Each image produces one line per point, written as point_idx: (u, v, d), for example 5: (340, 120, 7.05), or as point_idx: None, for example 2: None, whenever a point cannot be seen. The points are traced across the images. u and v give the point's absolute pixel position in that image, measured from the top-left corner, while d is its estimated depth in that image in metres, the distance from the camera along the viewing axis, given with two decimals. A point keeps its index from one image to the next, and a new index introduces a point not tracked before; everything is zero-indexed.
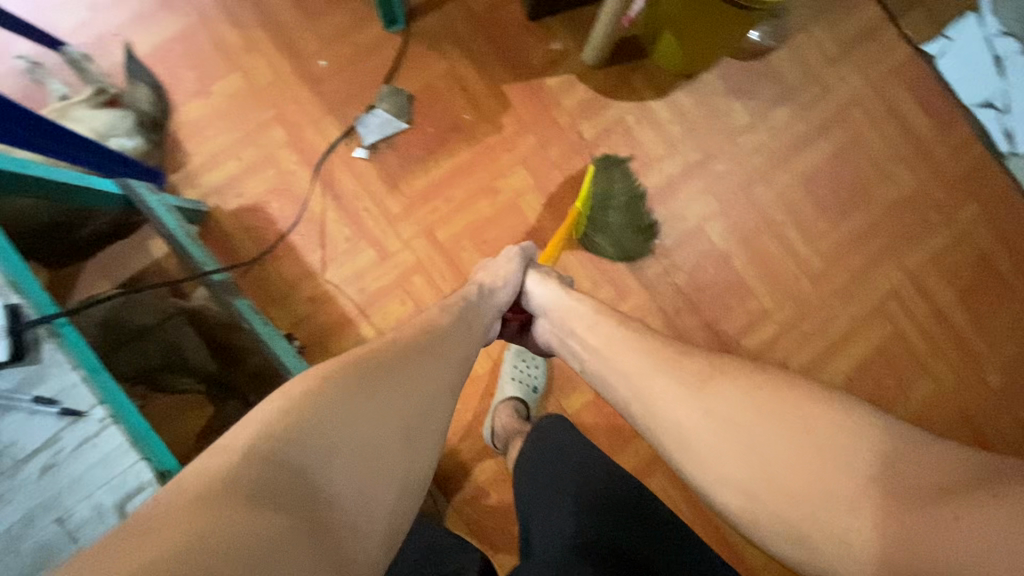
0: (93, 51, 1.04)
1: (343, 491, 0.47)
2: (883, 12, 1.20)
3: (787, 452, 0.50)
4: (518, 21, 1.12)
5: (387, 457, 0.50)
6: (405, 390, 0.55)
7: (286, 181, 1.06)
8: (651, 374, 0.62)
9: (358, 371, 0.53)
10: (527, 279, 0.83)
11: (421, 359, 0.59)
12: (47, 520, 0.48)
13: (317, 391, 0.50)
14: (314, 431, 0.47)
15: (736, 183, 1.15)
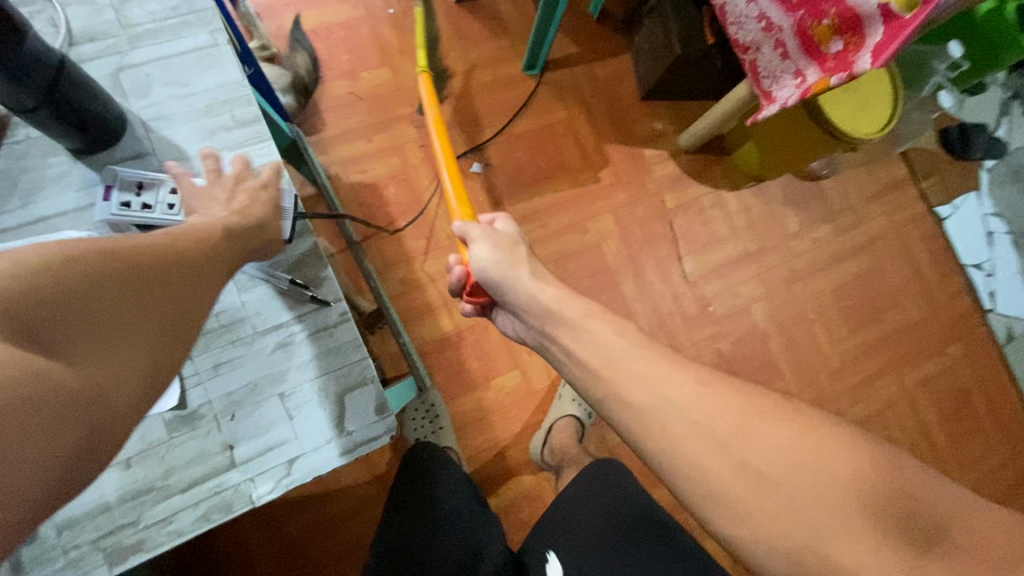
0: (265, 13, 1.13)
1: (92, 365, 0.38)
2: (910, 172, 1.47)
3: (764, 441, 0.47)
4: (632, 97, 1.30)
5: (138, 344, 0.42)
6: (186, 289, 0.47)
7: (407, 172, 1.14)
8: (666, 394, 0.52)
9: (117, 254, 0.43)
10: (474, 242, 0.68)
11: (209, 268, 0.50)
12: (275, 389, 0.60)
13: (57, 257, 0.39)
14: (54, 298, 0.37)
15: (781, 277, 1.32)
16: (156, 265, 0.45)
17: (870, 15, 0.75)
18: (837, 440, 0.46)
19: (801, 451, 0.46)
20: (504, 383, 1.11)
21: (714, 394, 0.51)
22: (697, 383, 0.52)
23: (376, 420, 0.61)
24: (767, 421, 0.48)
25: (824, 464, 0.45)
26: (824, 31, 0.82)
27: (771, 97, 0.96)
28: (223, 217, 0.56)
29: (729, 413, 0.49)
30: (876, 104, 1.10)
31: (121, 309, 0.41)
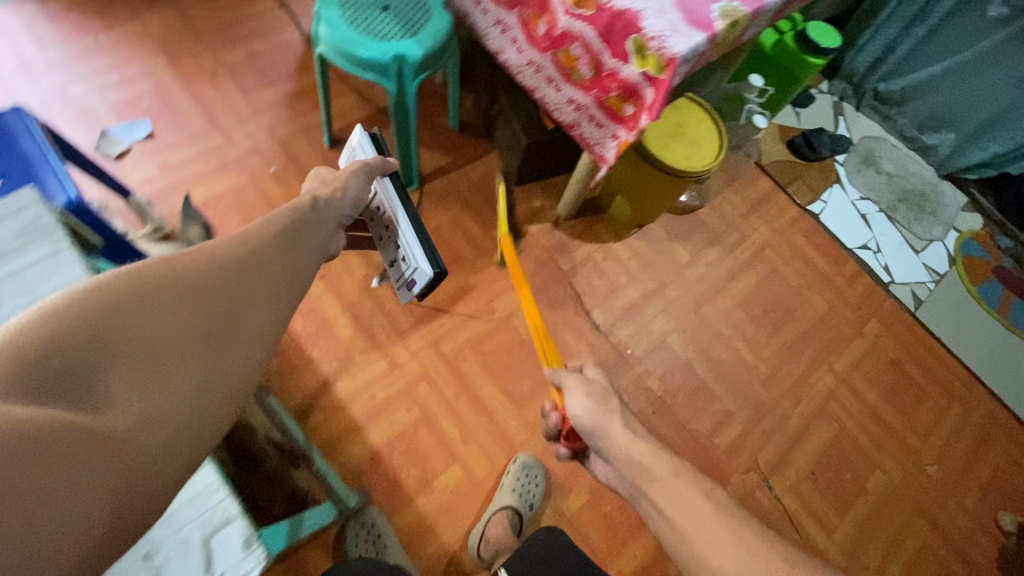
0: (156, 199, 1.25)
1: (127, 394, 0.42)
2: (775, 182, 1.63)
3: None
4: (506, 185, 1.44)
5: (176, 367, 0.46)
6: (218, 305, 0.51)
7: (311, 303, 1.21)
8: (744, 552, 0.63)
9: (145, 283, 0.47)
10: (573, 399, 0.87)
11: (237, 278, 0.54)
12: (137, 554, 0.56)
13: (87, 294, 0.44)
14: (79, 340, 0.42)
15: (687, 305, 1.40)
16: (182, 286, 0.50)
17: (639, 81, 0.89)
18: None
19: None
20: (445, 480, 1.11)
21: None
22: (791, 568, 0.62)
23: (244, 556, 0.57)
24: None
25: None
26: (615, 100, 0.96)
27: (602, 160, 1.08)
28: (254, 233, 0.60)
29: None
30: (705, 142, 1.26)
31: (149, 337, 0.45)
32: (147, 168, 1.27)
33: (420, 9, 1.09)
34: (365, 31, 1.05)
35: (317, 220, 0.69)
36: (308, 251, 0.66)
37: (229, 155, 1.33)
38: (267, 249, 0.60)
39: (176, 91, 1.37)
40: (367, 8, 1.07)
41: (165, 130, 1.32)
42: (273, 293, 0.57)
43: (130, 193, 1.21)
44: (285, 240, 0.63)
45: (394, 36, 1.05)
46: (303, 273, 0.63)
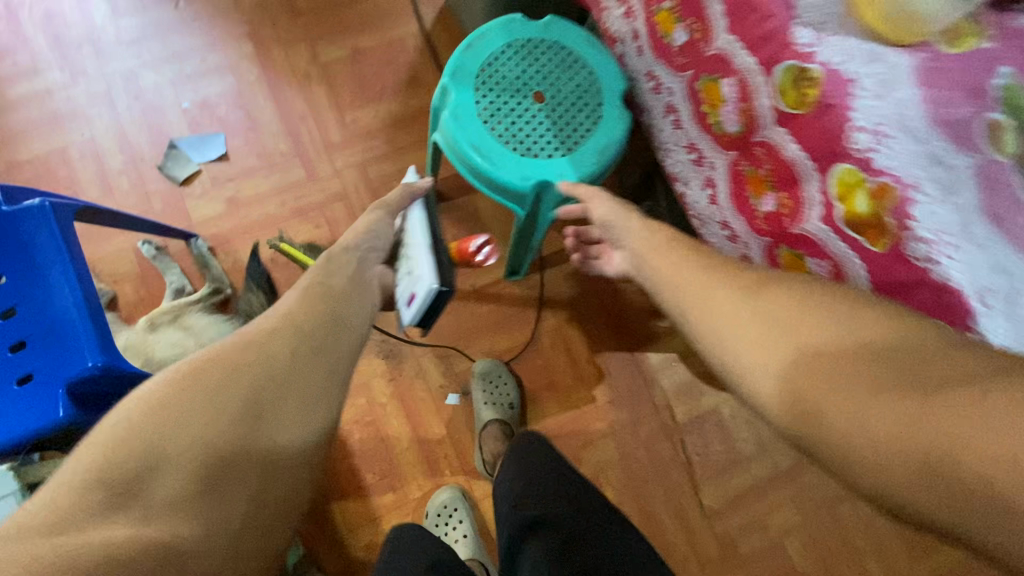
0: (220, 244, 1.05)
1: (174, 490, 0.46)
2: None
3: (804, 316, 0.48)
4: (635, 293, 1.13)
5: (219, 461, 0.49)
6: (262, 383, 0.54)
7: (374, 413, 1.03)
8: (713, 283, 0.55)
9: (187, 380, 0.52)
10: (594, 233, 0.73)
11: (269, 356, 0.57)
12: None
13: (140, 405, 0.50)
14: (133, 452, 0.47)
15: (821, 499, 1.10)
16: (223, 372, 0.54)
17: None
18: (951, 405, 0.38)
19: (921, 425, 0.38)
20: None
21: (805, 343, 0.46)
22: (801, 310, 0.48)
23: None
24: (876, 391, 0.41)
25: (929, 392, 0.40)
26: None
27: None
28: (295, 300, 0.64)
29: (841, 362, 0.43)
30: None
31: (197, 442, 0.49)
32: (216, 201, 1.06)
33: (589, 106, 0.77)
34: (505, 136, 0.75)
35: (353, 270, 0.72)
36: (357, 300, 0.68)
37: (309, 197, 1.09)
38: (305, 315, 0.62)
39: (259, 96, 1.12)
40: (514, 97, 0.76)
41: (242, 150, 1.09)
42: (314, 359, 0.59)
43: (192, 237, 1.01)
44: (324, 299, 0.65)
45: (545, 149, 0.75)
46: (351, 330, 0.65)
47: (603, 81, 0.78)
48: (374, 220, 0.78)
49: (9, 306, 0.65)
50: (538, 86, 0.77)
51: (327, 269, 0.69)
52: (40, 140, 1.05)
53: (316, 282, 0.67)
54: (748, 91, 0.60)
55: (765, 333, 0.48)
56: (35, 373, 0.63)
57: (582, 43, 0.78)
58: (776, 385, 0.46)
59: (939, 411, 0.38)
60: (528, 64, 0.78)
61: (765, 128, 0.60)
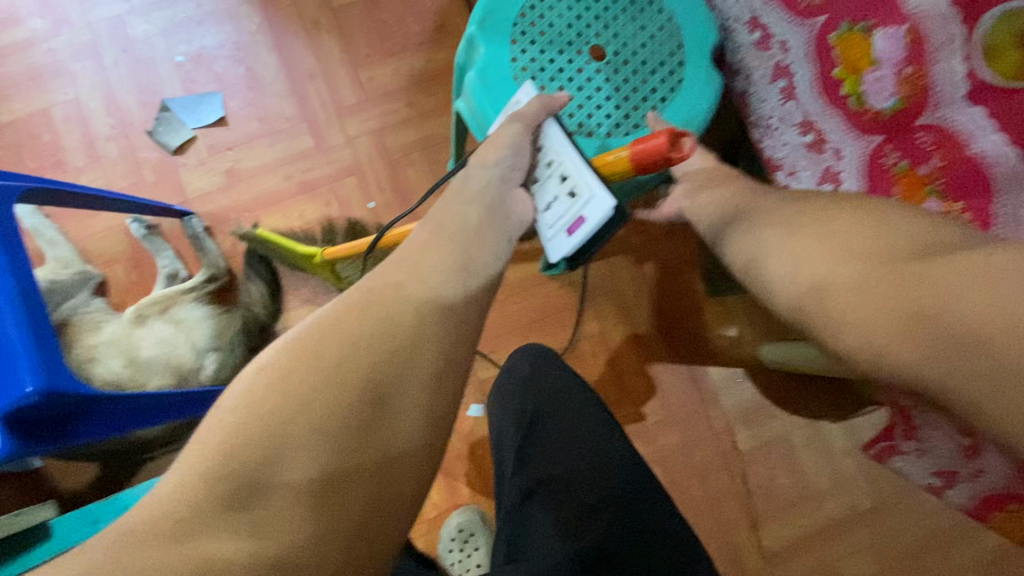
0: (217, 223, 0.92)
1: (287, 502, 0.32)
2: None
3: (855, 227, 0.43)
4: (695, 295, 0.95)
5: (341, 460, 0.34)
6: (376, 361, 0.36)
7: None
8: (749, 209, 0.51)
9: (306, 350, 0.36)
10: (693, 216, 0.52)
11: (388, 319, 0.37)
12: None
13: (256, 386, 0.35)
14: (247, 442, 0.33)
15: (908, 548, 0.92)
16: (351, 336, 0.36)
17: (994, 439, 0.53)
18: (954, 265, 0.36)
19: (921, 300, 0.36)
20: None
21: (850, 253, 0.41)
22: (851, 221, 0.43)
23: None
24: (879, 273, 0.39)
25: (929, 261, 0.37)
26: None
27: (980, 470, 0.53)
28: (427, 230, 0.45)
29: (863, 254, 0.41)
30: None
31: (308, 430, 0.34)
32: (213, 174, 0.93)
33: (669, 66, 0.60)
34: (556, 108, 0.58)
35: (494, 194, 0.48)
36: (494, 233, 0.46)
37: (316, 171, 0.93)
38: (437, 259, 0.42)
39: (262, 48, 0.95)
40: (569, 54, 0.59)
41: (242, 113, 0.94)
42: (444, 321, 0.39)
43: (187, 213, 0.89)
44: (453, 241, 0.44)
45: (610, 125, 0.59)
46: (484, 274, 0.43)
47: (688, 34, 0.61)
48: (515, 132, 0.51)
49: None
50: (598, 39, 0.60)
51: (463, 188, 0.48)
52: (21, 98, 0.92)
53: (451, 209, 0.46)
54: (925, 52, 0.45)
55: (801, 243, 0.45)
56: None
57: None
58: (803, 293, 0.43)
59: (941, 283, 0.36)
60: (580, 10, 0.60)
61: (942, 108, 0.45)
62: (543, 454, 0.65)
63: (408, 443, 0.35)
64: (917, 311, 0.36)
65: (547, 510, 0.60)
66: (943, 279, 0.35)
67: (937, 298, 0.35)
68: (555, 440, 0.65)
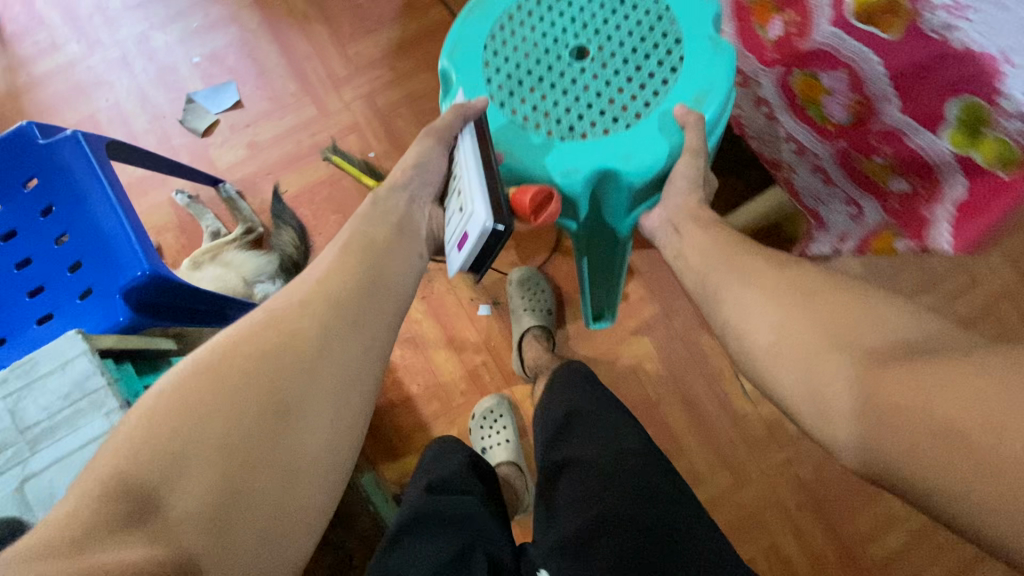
0: (245, 188, 1.09)
1: (197, 487, 0.41)
2: None
3: (853, 312, 0.44)
4: None
5: (255, 448, 0.45)
6: (291, 367, 0.49)
7: (412, 330, 1.08)
8: (744, 301, 0.50)
9: (225, 362, 0.48)
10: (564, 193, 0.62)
11: (297, 341, 0.50)
12: None
13: (172, 397, 0.45)
14: (163, 442, 0.42)
15: None
16: (262, 351, 0.49)
17: (942, 164, 0.53)
18: (945, 365, 0.36)
19: (881, 397, 0.38)
20: None
21: (813, 323, 0.44)
22: (849, 306, 0.44)
23: None
24: (870, 372, 0.39)
25: (907, 360, 0.38)
26: (878, 168, 0.61)
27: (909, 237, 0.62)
28: (333, 256, 0.58)
29: (845, 339, 0.42)
30: None
31: (217, 433, 0.43)
32: (236, 148, 1.10)
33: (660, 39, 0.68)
34: (549, 117, 0.69)
35: (404, 217, 0.63)
36: (406, 255, 0.61)
37: (322, 132, 1.11)
38: (342, 286, 0.56)
39: (263, 41, 1.14)
40: (559, 52, 0.70)
41: (254, 96, 1.12)
42: (346, 343, 0.53)
43: (220, 181, 1.05)
44: (356, 264, 0.58)
45: (611, 119, 0.68)
46: (386, 289, 0.58)
47: (681, 14, 0.68)
48: (423, 151, 0.66)
49: (60, 233, 0.71)
50: (579, 39, 0.70)
51: (369, 217, 0.62)
52: (70, 110, 1.11)
53: (357, 237, 0.60)
54: None
55: (797, 341, 0.45)
56: (93, 287, 0.69)
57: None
58: (806, 386, 0.43)
59: (927, 385, 0.35)
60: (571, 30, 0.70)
61: None
62: (581, 444, 0.69)
63: (311, 439, 0.48)
64: (929, 427, 0.35)
65: (575, 483, 0.65)
66: (928, 381, 0.36)
67: (907, 397, 0.36)
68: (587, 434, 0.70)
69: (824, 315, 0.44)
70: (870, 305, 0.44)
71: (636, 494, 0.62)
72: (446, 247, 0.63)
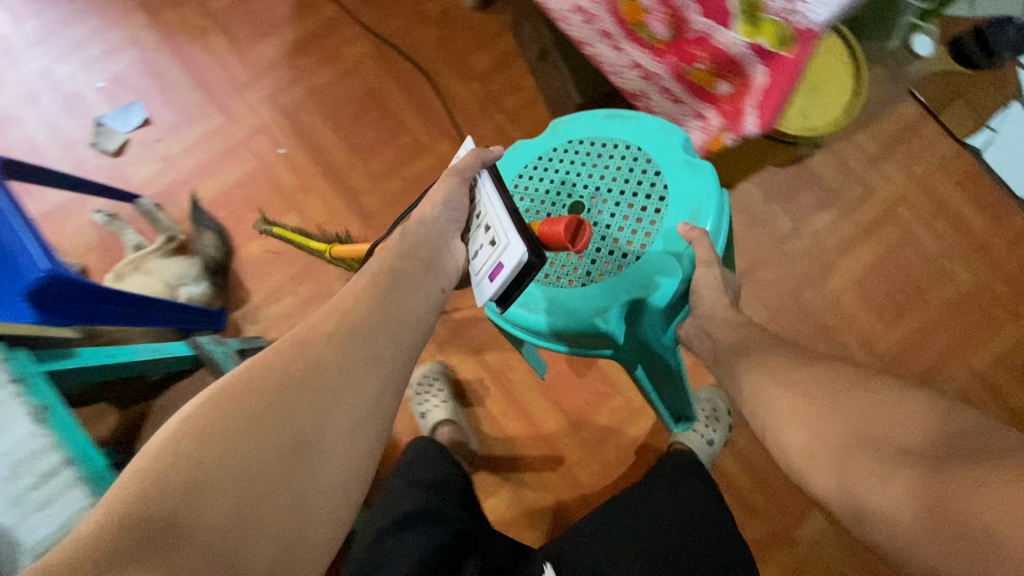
0: (164, 199, 1.12)
1: (209, 521, 0.38)
2: (922, 108, 1.22)
3: (869, 407, 0.50)
4: None
5: (267, 487, 0.41)
6: (307, 389, 0.45)
7: None
8: (780, 390, 0.57)
9: (252, 386, 0.44)
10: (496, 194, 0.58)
11: (319, 375, 0.46)
12: None
13: (197, 421, 0.41)
14: (178, 471, 0.39)
15: (786, 291, 1.16)
16: (286, 376, 0.45)
17: (743, 59, 0.60)
18: (976, 472, 0.41)
19: (928, 502, 0.42)
20: (496, 503, 1.06)
21: (837, 421, 0.51)
22: (868, 404, 0.51)
23: None
24: (896, 471, 0.45)
25: (958, 466, 0.43)
26: (704, 74, 0.66)
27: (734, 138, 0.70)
28: (360, 279, 0.54)
29: (870, 438, 0.48)
30: (835, 86, 0.90)
31: (229, 471, 0.40)
32: (150, 162, 1.13)
33: (640, 165, 0.75)
34: (566, 267, 0.74)
35: (428, 250, 0.57)
36: (424, 287, 0.55)
37: (232, 136, 1.14)
38: (368, 317, 0.50)
39: (164, 58, 1.17)
40: (552, 206, 0.76)
41: (162, 111, 1.15)
42: (377, 370, 0.49)
43: (138, 197, 1.07)
44: (382, 283, 0.54)
45: (620, 255, 0.72)
46: (410, 316, 0.53)
47: (654, 151, 0.74)
48: (446, 189, 0.58)
49: None
50: (568, 190, 0.76)
51: (398, 246, 0.57)
52: None
53: (386, 268, 0.55)
54: None
55: (827, 425, 0.52)
56: None
57: (598, 124, 0.77)
58: (840, 491, 0.49)
59: (956, 489, 0.41)
60: (554, 181, 0.77)
61: None
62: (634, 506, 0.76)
63: (329, 479, 0.44)
64: (941, 512, 0.42)
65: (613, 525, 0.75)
66: (962, 487, 0.41)
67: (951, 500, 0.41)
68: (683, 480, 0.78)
69: (846, 407, 0.51)
70: (888, 399, 0.50)
71: (705, 545, 0.72)
72: (473, 279, 0.58)
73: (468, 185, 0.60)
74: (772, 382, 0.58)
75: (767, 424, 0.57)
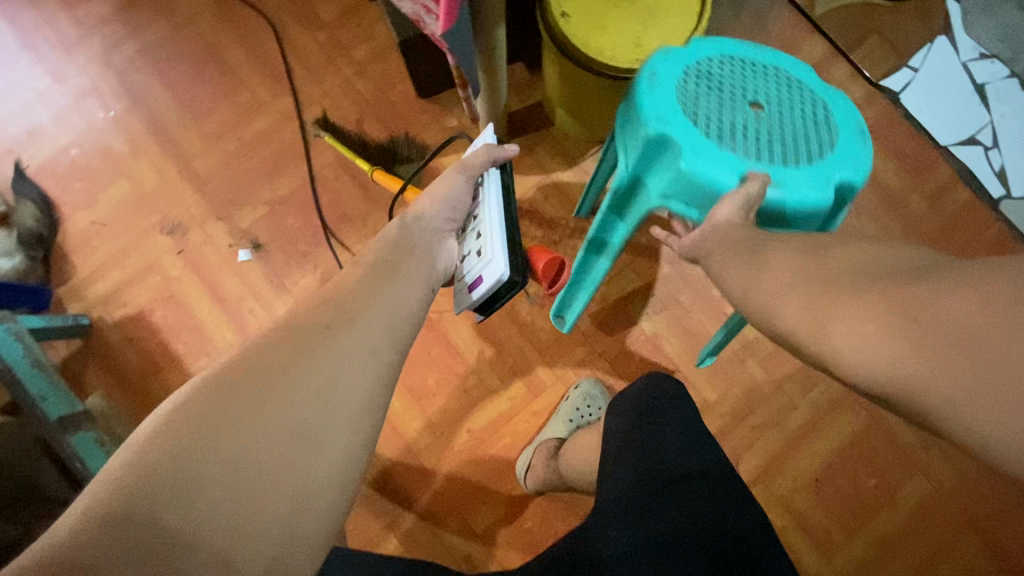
0: None
1: (208, 517, 0.34)
2: (830, 45, 1.07)
3: (855, 257, 0.44)
4: (411, 98, 1.03)
5: (269, 477, 0.37)
6: (307, 373, 0.41)
7: (171, 288, 1.00)
8: (762, 250, 0.50)
9: (231, 377, 0.39)
10: (485, 195, 0.66)
11: (310, 358, 0.42)
12: None
13: (174, 413, 0.37)
14: (161, 464, 0.34)
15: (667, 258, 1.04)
16: (269, 360, 0.41)
17: None
18: (968, 278, 0.35)
19: (919, 320, 0.35)
20: None
21: (813, 264, 0.45)
22: (852, 250, 0.45)
23: None
24: (875, 290, 0.39)
25: (936, 284, 0.36)
26: None
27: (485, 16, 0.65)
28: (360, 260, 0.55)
29: (854, 273, 0.42)
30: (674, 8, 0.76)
31: (232, 458, 0.36)
32: None
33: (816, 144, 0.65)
34: (697, 98, 0.65)
35: (420, 246, 0.60)
36: (416, 281, 0.56)
37: (60, 99, 1.06)
38: (364, 308, 0.49)
39: None
40: (746, 86, 0.68)
41: None
42: (369, 361, 0.45)
43: None
44: (375, 278, 0.53)
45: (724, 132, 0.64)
46: (407, 307, 0.52)
47: (842, 153, 0.65)
48: (450, 185, 0.65)
49: None
50: (766, 97, 0.67)
51: (393, 244, 0.58)
52: None
53: (382, 259, 0.55)
54: None
55: (800, 283, 0.44)
56: None
57: (848, 123, 0.67)
58: (815, 326, 0.42)
59: (947, 301, 0.34)
60: (773, 87, 0.68)
61: None
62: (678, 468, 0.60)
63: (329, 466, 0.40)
64: (938, 337, 0.34)
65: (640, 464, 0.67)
66: (951, 293, 0.35)
67: (920, 305, 0.35)
68: (659, 447, 0.59)
69: (825, 259, 0.45)
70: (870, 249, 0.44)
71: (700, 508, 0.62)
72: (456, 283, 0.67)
73: (467, 186, 0.66)
74: (746, 250, 0.51)
75: (737, 255, 0.52)
